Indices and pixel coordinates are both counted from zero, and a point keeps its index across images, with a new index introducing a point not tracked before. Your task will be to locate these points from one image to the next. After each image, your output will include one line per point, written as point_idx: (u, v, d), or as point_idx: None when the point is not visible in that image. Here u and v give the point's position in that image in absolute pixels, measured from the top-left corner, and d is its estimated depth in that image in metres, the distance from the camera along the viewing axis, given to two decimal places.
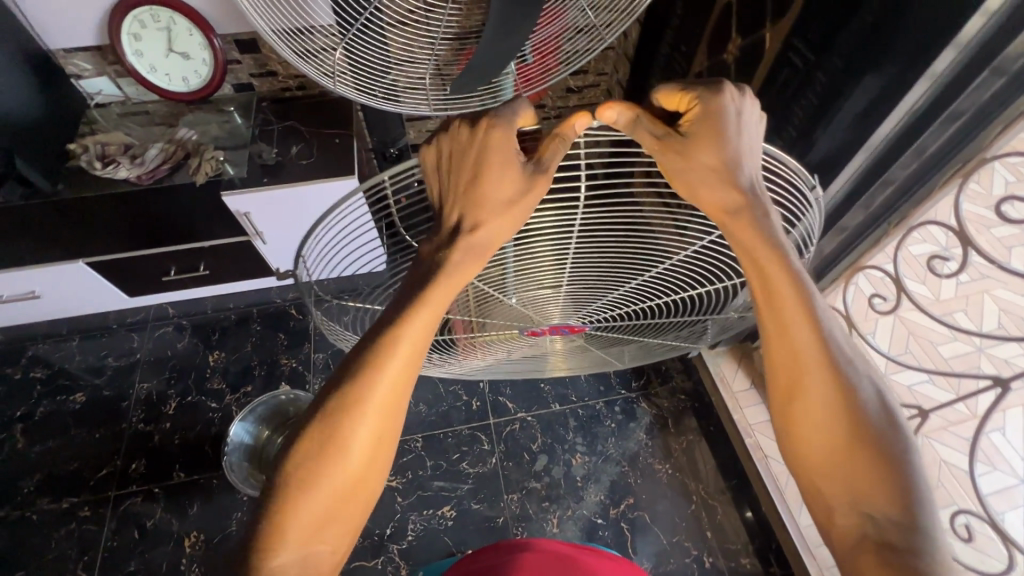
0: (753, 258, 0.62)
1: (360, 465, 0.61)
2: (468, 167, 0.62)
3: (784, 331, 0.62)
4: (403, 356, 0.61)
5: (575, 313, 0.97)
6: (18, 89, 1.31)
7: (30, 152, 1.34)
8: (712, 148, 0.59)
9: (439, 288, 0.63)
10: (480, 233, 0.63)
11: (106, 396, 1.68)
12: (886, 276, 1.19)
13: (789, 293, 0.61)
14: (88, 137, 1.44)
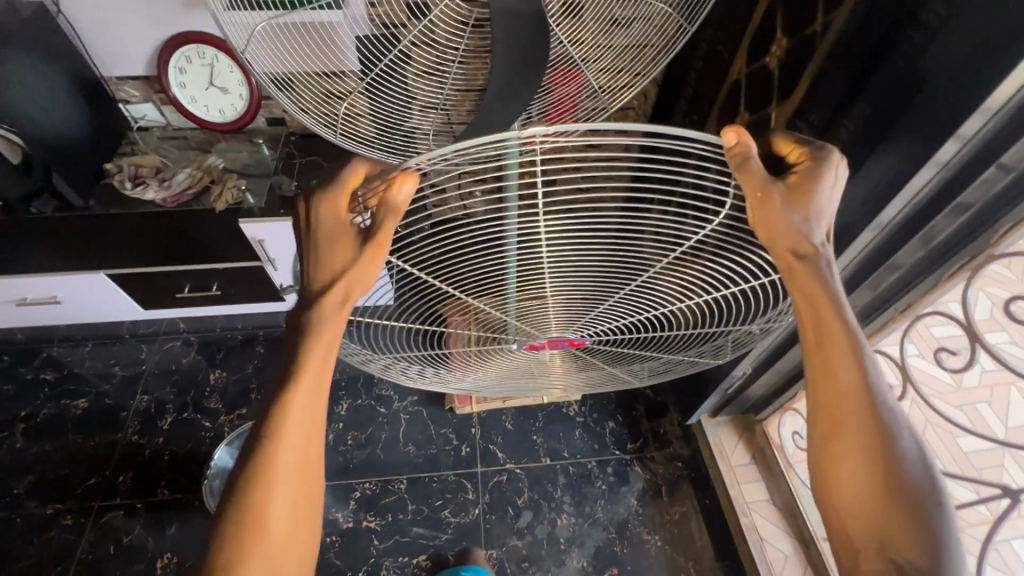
0: (812, 301, 0.63)
1: (288, 526, 0.61)
2: (311, 242, 0.63)
3: (833, 375, 0.64)
4: (301, 412, 0.63)
5: (572, 330, 0.94)
6: (69, 110, 1.41)
7: (67, 168, 1.42)
8: (816, 200, 0.60)
9: (312, 352, 0.64)
10: (331, 295, 0.63)
11: (107, 405, 1.71)
12: (892, 362, 1.15)
13: (839, 341, 0.63)
14: (125, 158, 1.53)
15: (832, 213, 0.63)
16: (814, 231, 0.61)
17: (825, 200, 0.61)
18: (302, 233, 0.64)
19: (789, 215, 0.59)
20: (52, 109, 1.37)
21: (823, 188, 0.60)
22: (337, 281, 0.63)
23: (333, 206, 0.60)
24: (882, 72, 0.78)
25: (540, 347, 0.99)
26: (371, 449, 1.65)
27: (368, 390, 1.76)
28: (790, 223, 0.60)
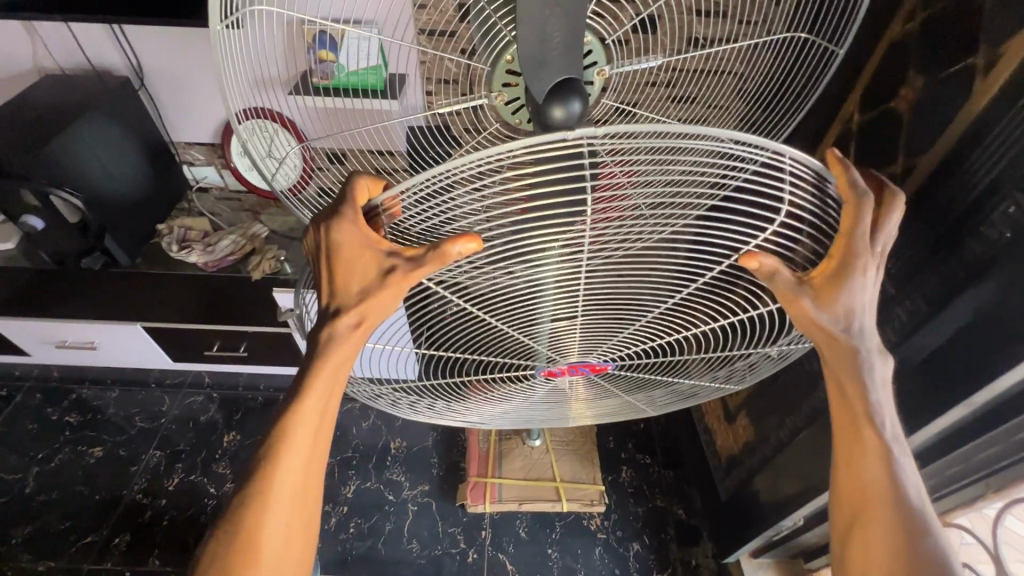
0: (847, 388, 0.60)
1: (276, 558, 0.57)
2: (327, 246, 0.54)
3: (858, 459, 0.60)
4: (305, 438, 0.59)
5: (596, 354, 0.76)
6: (129, 170, 1.44)
7: (121, 229, 1.44)
8: (844, 298, 0.53)
9: (321, 375, 0.58)
10: (345, 318, 0.56)
11: (120, 456, 1.69)
12: (980, 546, 0.99)
13: (863, 426, 0.60)
14: (178, 220, 1.57)
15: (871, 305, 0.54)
16: (851, 319, 0.54)
17: (860, 290, 0.53)
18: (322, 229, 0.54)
19: (823, 314, 0.54)
20: (118, 172, 1.41)
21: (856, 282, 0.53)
22: (353, 302, 0.55)
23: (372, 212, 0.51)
24: (979, 232, 0.70)
25: (560, 374, 0.81)
26: (373, 541, 1.54)
27: (379, 473, 1.67)
28: (816, 326, 0.55)
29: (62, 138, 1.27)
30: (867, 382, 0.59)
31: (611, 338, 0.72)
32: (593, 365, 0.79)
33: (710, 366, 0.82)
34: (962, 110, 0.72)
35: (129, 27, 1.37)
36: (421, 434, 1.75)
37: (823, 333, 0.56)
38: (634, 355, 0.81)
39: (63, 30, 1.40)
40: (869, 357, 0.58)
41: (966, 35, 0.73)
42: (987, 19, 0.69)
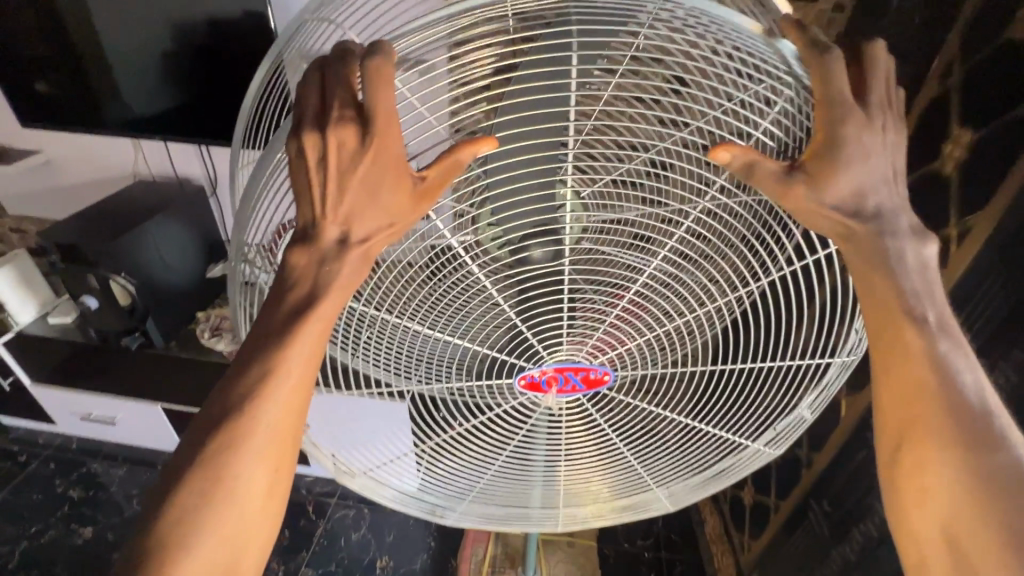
0: (877, 270, 0.50)
1: (261, 497, 0.50)
2: (326, 157, 0.48)
3: (899, 363, 0.50)
4: (297, 373, 0.51)
5: (582, 352, 0.66)
6: (183, 262, 1.60)
7: (162, 313, 1.57)
8: (852, 182, 0.47)
9: (325, 300, 0.51)
10: (344, 228, 0.50)
11: (107, 540, 1.66)
12: None
13: (901, 321, 0.49)
14: (217, 309, 1.70)
15: (884, 180, 0.49)
16: (867, 198, 0.49)
17: (869, 155, 0.47)
18: (315, 134, 0.48)
19: (839, 197, 0.48)
20: (175, 265, 1.58)
21: (863, 146, 0.47)
22: (360, 221, 0.50)
23: (390, 108, 0.47)
24: (988, 381, 0.68)
25: (546, 389, 0.69)
26: None
27: None
28: (838, 218, 0.49)
29: (133, 235, 1.44)
30: (894, 259, 0.49)
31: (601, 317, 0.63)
32: (584, 371, 0.67)
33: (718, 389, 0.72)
34: (939, 273, 0.73)
35: (212, 148, 1.61)
36: (410, 556, 1.63)
37: (837, 228, 0.50)
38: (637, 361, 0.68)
39: (160, 146, 1.66)
40: (892, 234, 0.50)
41: (938, 208, 0.73)
42: (953, 195, 0.70)
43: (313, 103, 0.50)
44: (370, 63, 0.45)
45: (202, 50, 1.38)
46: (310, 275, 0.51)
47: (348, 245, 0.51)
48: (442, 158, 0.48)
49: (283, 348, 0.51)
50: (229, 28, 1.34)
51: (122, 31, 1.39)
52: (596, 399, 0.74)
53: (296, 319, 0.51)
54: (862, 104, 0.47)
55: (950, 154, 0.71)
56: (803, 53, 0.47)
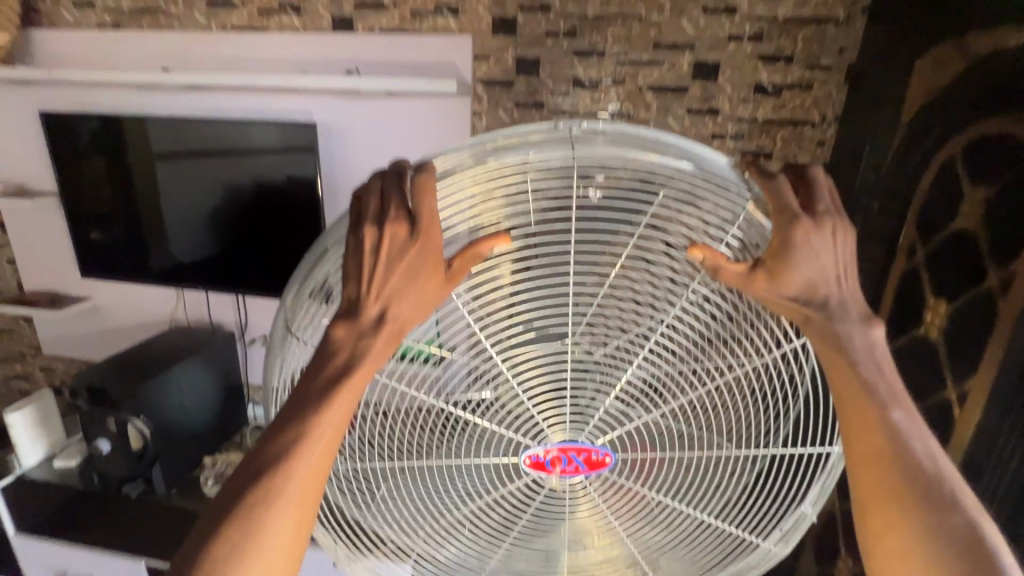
0: (834, 349, 0.52)
1: (278, 558, 0.52)
2: (375, 246, 0.53)
3: (862, 430, 0.51)
4: (322, 445, 0.54)
5: (584, 433, 0.61)
6: (201, 404, 1.62)
7: (170, 457, 1.54)
8: (808, 275, 0.51)
9: (358, 372, 0.54)
10: (378, 309, 0.54)
11: None
12: None
13: (856, 391, 0.52)
14: (225, 454, 1.68)
15: (833, 260, 0.52)
16: (818, 284, 0.52)
17: (819, 254, 0.51)
18: (372, 228, 0.53)
19: (792, 289, 0.52)
20: (195, 408, 1.60)
21: (815, 247, 0.51)
22: (397, 299, 0.54)
23: (432, 218, 0.52)
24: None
25: (552, 471, 0.63)
26: None
27: None
28: (795, 304, 0.52)
29: (160, 377, 1.49)
30: (846, 343, 0.52)
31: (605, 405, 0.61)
32: (586, 452, 0.61)
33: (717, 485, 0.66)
34: (950, 439, 0.72)
35: (248, 298, 1.75)
36: None
37: (792, 312, 0.52)
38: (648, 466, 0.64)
39: (201, 295, 1.81)
40: (845, 319, 0.53)
41: (935, 373, 0.76)
42: (943, 360, 0.74)
43: (373, 205, 0.55)
44: (419, 177, 0.51)
45: (258, 215, 1.59)
46: (349, 347, 0.55)
47: (385, 321, 0.54)
48: (466, 249, 0.53)
49: (320, 410, 0.54)
50: (282, 201, 1.56)
51: (190, 202, 1.62)
52: (600, 483, 0.64)
53: (334, 383, 0.54)
54: (817, 210, 0.53)
55: (931, 323, 0.77)
56: (756, 180, 0.55)
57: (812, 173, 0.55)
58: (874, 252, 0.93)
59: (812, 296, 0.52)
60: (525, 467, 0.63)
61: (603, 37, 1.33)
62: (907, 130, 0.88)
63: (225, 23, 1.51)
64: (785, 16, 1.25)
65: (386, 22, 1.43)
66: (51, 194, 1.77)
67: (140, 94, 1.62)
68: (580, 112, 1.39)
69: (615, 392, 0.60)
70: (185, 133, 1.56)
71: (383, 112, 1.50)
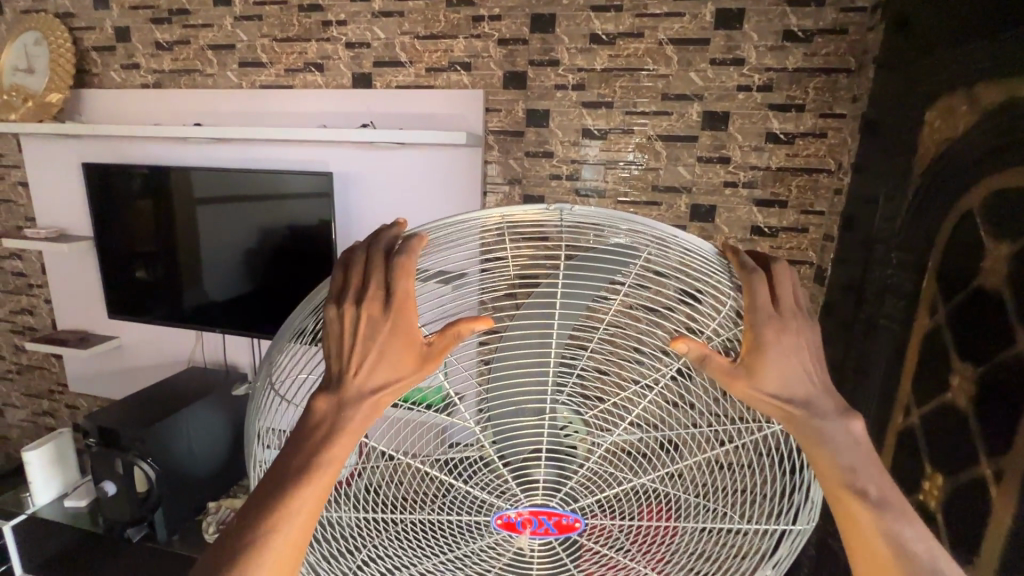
0: (817, 446, 0.48)
1: None
2: (353, 319, 0.50)
3: (850, 532, 0.47)
4: (291, 533, 0.47)
5: (557, 497, 0.56)
6: (210, 448, 1.62)
7: (173, 503, 1.52)
8: (786, 372, 0.48)
9: (332, 449, 0.49)
10: (355, 385, 0.50)
11: None
12: None
13: (838, 488, 0.47)
14: (230, 499, 1.66)
15: (811, 352, 0.49)
16: (796, 373, 0.48)
17: (791, 352, 0.48)
18: (349, 305, 0.50)
19: (770, 388, 0.48)
20: (206, 451, 1.61)
21: (785, 343, 0.48)
22: (375, 376, 0.50)
23: (411, 294, 0.50)
24: None
25: (522, 530, 0.57)
26: None
27: None
28: (778, 404, 0.48)
29: (173, 420, 1.50)
30: (830, 441, 0.48)
31: (574, 477, 0.57)
32: (557, 516, 0.56)
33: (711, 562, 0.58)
34: (986, 523, 0.64)
35: (263, 340, 1.78)
36: None
37: (775, 410, 0.49)
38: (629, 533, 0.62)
39: (219, 337, 1.85)
40: (828, 415, 0.48)
41: (967, 444, 0.69)
42: (974, 430, 0.67)
43: (355, 277, 0.51)
44: (399, 258, 0.49)
45: (277, 259, 1.64)
46: (331, 421, 0.50)
47: (364, 397, 0.50)
48: (444, 328, 0.50)
49: (294, 487, 0.47)
50: (301, 247, 1.61)
51: (215, 247, 1.69)
52: (569, 545, 0.61)
53: (313, 462, 0.48)
54: (783, 302, 0.49)
55: (959, 387, 0.71)
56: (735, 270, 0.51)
57: (775, 260, 0.52)
58: (896, 307, 0.87)
59: (790, 394, 0.48)
60: (495, 527, 0.57)
61: (611, 89, 1.35)
62: (922, 180, 0.84)
63: (255, 80, 1.61)
64: (795, 66, 1.25)
65: (403, 78, 1.50)
66: (87, 238, 1.86)
67: (175, 146, 1.73)
68: (590, 160, 1.39)
69: (588, 463, 0.57)
70: (212, 182, 1.64)
71: (398, 162, 1.55)
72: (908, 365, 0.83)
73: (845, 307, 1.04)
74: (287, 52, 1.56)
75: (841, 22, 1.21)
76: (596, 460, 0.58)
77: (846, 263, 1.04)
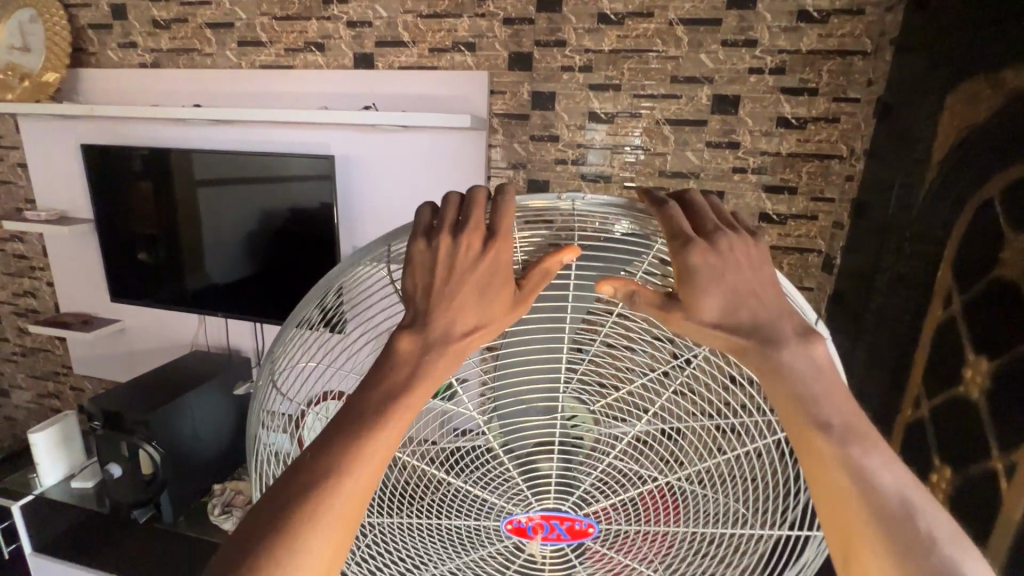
0: (776, 377, 0.47)
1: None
2: (448, 253, 0.50)
3: (812, 466, 0.45)
4: (372, 459, 0.47)
5: (569, 501, 0.59)
6: (214, 431, 1.63)
7: (177, 485, 1.53)
8: (723, 299, 0.48)
9: (418, 389, 0.49)
10: (441, 323, 0.51)
11: None
12: None
13: (799, 419, 0.46)
14: (234, 482, 1.67)
15: (746, 271, 0.49)
16: (733, 299, 0.49)
17: (724, 276, 0.48)
18: (445, 240, 0.51)
19: (711, 316, 0.49)
20: (209, 434, 1.61)
21: (716, 267, 0.48)
22: (464, 312, 0.51)
23: (508, 232, 0.50)
24: None
25: (532, 535, 0.60)
26: None
27: None
28: (722, 333, 0.48)
29: (177, 403, 1.50)
30: (790, 371, 0.47)
31: (586, 475, 0.59)
32: (569, 521, 0.59)
33: (719, 561, 0.61)
34: (996, 518, 0.64)
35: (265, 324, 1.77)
36: None
37: (722, 342, 0.49)
38: (647, 540, 0.61)
39: (221, 321, 1.85)
40: (781, 342, 0.48)
41: (978, 438, 0.68)
42: (986, 423, 0.66)
43: (450, 218, 0.52)
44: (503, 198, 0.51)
45: (279, 243, 1.63)
46: (415, 361, 0.50)
47: (452, 338, 0.51)
48: (533, 267, 0.52)
49: (381, 415, 0.48)
50: (303, 231, 1.59)
51: (216, 231, 1.68)
52: (580, 550, 0.62)
53: (392, 395, 0.49)
54: (704, 227, 0.50)
55: (972, 381, 0.70)
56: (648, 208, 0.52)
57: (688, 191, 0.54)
58: (909, 297, 0.86)
59: (735, 324, 0.49)
60: (506, 531, 0.60)
61: (619, 71, 1.31)
62: (940, 167, 0.82)
63: (255, 60, 1.57)
64: (809, 48, 1.21)
65: (406, 58, 1.46)
66: (88, 220, 1.85)
67: (175, 128, 1.70)
68: (595, 145, 1.36)
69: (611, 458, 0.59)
70: (213, 165, 1.62)
71: (400, 145, 1.52)
72: (919, 357, 0.82)
73: (855, 297, 1.03)
74: (287, 31, 1.52)
75: (858, 2, 1.17)
76: (613, 458, 0.59)
77: (858, 252, 1.02)
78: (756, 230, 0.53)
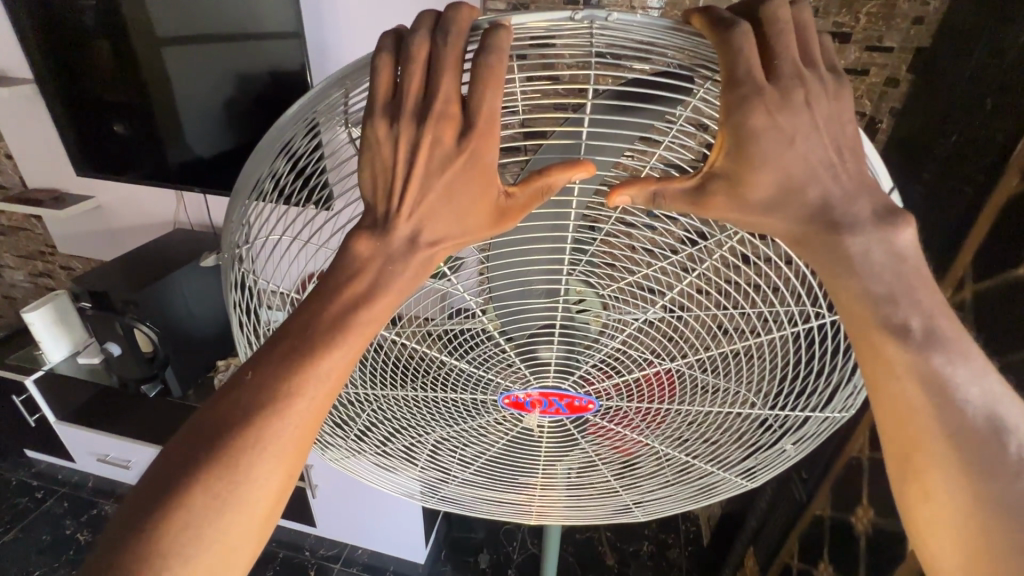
0: (842, 273, 0.41)
1: (283, 458, 0.42)
2: (411, 141, 0.39)
3: (875, 376, 0.43)
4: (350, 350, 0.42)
5: (569, 379, 0.56)
6: (209, 311, 1.60)
7: (180, 363, 1.55)
8: (781, 176, 0.38)
9: (374, 306, 0.43)
10: (406, 223, 0.41)
11: None
12: None
13: (870, 326, 0.42)
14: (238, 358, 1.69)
15: (820, 132, 0.38)
16: (802, 170, 0.38)
17: (792, 142, 0.37)
18: (409, 126, 0.39)
19: (760, 199, 0.40)
20: (207, 316, 1.60)
21: (784, 128, 0.37)
22: (432, 216, 0.41)
23: (494, 115, 0.38)
24: None
25: (529, 410, 0.59)
26: None
27: None
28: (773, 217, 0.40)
29: (165, 284, 1.45)
30: (862, 266, 0.40)
31: (590, 351, 0.55)
32: (568, 397, 0.57)
33: (717, 432, 0.60)
34: None
35: None
36: None
37: (783, 228, 0.41)
38: (643, 414, 0.61)
39: (200, 199, 1.73)
40: (857, 227, 0.40)
41: None
42: None
43: (416, 84, 0.39)
44: (484, 59, 0.36)
45: (249, 109, 1.44)
46: (375, 268, 0.42)
47: (416, 247, 0.42)
48: (533, 179, 0.41)
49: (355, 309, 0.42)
50: (274, 95, 1.40)
51: (176, 94, 1.48)
52: (579, 423, 0.63)
53: (367, 290, 0.43)
54: (780, 66, 0.37)
55: None
56: (706, 36, 0.39)
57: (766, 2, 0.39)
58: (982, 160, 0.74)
59: (797, 208, 0.40)
60: (502, 404, 0.59)
61: None
62: None
63: None
64: None
65: None
66: (31, 80, 1.63)
67: None
68: None
69: (620, 340, 0.53)
70: (158, 10, 1.37)
71: None
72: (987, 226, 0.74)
73: None
74: None
75: None
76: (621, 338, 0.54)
77: None
78: (841, 71, 0.40)
